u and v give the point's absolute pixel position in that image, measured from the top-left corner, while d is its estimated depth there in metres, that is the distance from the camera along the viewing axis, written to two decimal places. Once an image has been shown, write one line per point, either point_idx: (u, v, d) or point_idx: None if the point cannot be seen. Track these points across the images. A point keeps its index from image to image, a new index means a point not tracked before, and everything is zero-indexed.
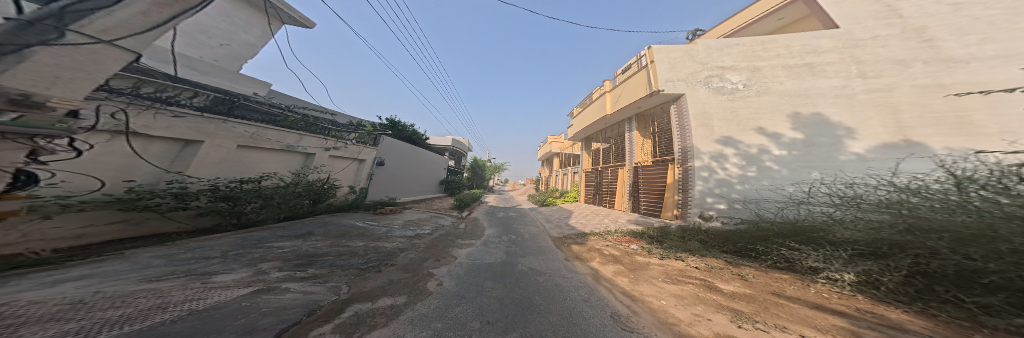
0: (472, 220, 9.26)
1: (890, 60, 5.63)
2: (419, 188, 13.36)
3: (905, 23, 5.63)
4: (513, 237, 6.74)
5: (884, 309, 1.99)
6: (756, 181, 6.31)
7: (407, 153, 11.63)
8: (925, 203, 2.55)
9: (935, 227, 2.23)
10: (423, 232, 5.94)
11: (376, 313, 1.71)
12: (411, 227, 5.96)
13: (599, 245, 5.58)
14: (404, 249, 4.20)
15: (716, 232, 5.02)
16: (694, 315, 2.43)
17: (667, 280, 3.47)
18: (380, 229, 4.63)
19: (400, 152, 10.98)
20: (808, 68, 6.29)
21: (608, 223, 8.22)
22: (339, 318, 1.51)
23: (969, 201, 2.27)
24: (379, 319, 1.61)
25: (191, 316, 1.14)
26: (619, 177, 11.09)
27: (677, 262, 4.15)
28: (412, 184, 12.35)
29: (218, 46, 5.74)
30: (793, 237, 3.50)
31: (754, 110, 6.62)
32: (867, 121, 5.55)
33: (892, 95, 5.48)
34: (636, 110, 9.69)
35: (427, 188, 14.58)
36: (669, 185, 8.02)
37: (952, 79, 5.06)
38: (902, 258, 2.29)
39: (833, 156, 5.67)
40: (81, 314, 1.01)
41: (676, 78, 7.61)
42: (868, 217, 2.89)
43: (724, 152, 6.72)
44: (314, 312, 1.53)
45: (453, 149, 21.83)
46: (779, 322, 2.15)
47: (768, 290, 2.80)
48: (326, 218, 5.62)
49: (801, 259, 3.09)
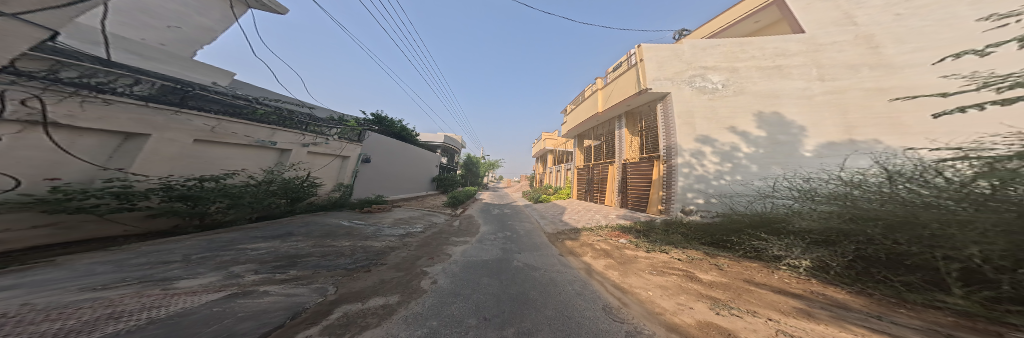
0: (467, 217, 9.23)
1: (844, 65, 6.08)
2: (409, 186, 13.13)
3: (858, 30, 6.10)
4: (509, 233, 6.80)
5: (833, 290, 2.19)
6: (730, 177, 6.69)
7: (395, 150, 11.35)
8: (863, 195, 2.81)
9: (872, 216, 2.48)
10: (416, 231, 5.88)
11: (367, 314, 1.69)
12: (403, 226, 5.86)
13: (591, 240, 5.74)
14: (395, 248, 4.13)
15: (695, 225, 5.32)
16: (678, 305, 2.58)
17: (653, 271, 3.64)
18: (368, 228, 4.53)
19: (387, 149, 10.69)
20: (778, 70, 6.69)
21: (598, 218, 8.47)
22: (326, 320, 1.48)
23: (897, 192, 2.54)
24: (371, 320, 1.60)
25: (152, 324, 1.08)
26: (608, 174, 11.39)
27: (662, 254, 4.36)
28: (401, 182, 12.12)
29: (165, 28, 4.70)
30: (761, 228, 3.76)
31: (733, 108, 6.93)
32: (821, 121, 6.03)
33: (845, 96, 5.95)
34: (626, 108, 9.93)
35: (418, 185, 14.38)
36: (655, 181, 8.33)
37: (891, 83, 5.56)
38: (847, 244, 2.54)
39: (795, 153, 6.10)
40: (8, 329, 0.93)
41: (663, 77, 7.84)
42: (819, 208, 3.15)
43: (703, 149, 7.04)
44: (299, 314, 1.49)
45: (446, 145, 21.53)
46: (751, 307, 2.33)
47: (741, 278, 3.01)
48: (306, 218, 5.41)
49: (767, 248, 3.34)
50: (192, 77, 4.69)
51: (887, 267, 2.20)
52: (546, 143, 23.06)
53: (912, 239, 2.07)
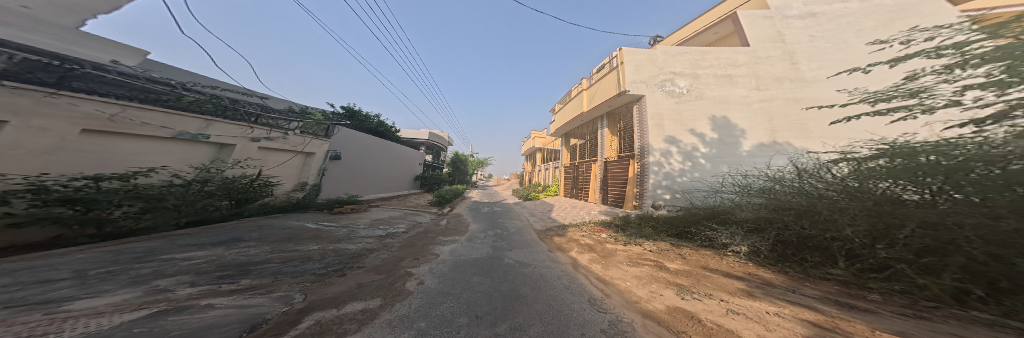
0: (455, 216, 9.05)
1: (774, 77, 7.11)
2: (389, 185, 12.59)
3: (787, 47, 7.16)
4: (499, 231, 6.82)
5: (765, 270, 2.71)
6: (690, 174, 7.44)
7: (370, 146, 10.85)
8: (782, 189, 3.48)
9: (791, 206, 3.11)
10: (398, 232, 5.65)
11: (344, 320, 1.61)
12: (382, 227, 5.60)
13: (577, 236, 5.98)
14: (373, 250, 3.94)
15: (662, 218, 5.83)
16: (650, 292, 2.81)
17: (630, 263, 3.90)
18: (340, 230, 4.24)
19: (362, 144, 10.19)
20: (728, 78, 7.52)
21: (582, 215, 8.82)
22: (295, 330, 1.39)
23: (804, 187, 3.23)
24: (349, 326, 1.53)
25: None
26: (591, 172, 11.88)
27: (637, 246, 4.68)
28: (380, 180, 11.59)
29: None
30: (711, 219, 4.32)
31: (694, 113, 7.65)
32: (758, 125, 7.00)
33: (772, 104, 6.97)
34: (608, 109, 10.39)
35: (399, 184, 13.82)
36: (630, 179, 8.87)
37: (802, 95, 6.81)
38: (774, 230, 3.13)
39: (736, 153, 7.05)
40: None
41: (638, 80, 8.32)
42: (752, 200, 3.81)
43: (670, 149, 7.65)
44: (258, 327, 1.38)
45: (430, 142, 20.84)
46: (709, 291, 2.60)
47: (699, 265, 3.35)
48: (261, 221, 4.91)
49: (716, 237, 3.78)
50: (83, 52, 3.85)
51: (796, 247, 2.94)
52: (534, 141, 23.37)
53: (809, 224, 2.83)
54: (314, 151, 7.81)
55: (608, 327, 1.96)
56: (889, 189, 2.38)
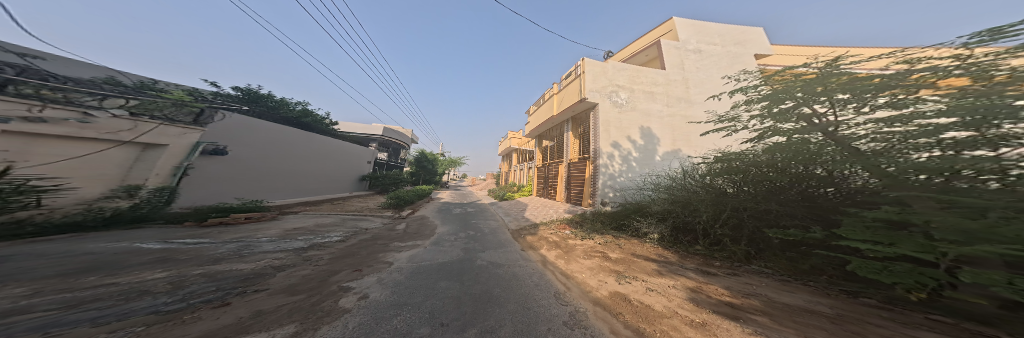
0: (418, 219, 8.19)
1: (680, 98, 9.38)
2: (316, 185, 10.56)
3: (685, 74, 9.56)
4: (471, 232, 6.48)
5: (669, 255, 3.99)
6: (624, 176, 8.91)
7: (285, 139, 9.04)
8: (674, 188, 5.48)
9: (678, 200, 5.00)
10: (334, 241, 4.79)
11: None
12: (307, 238, 4.63)
13: (547, 234, 6.21)
14: (288, 268, 3.17)
15: (606, 213, 6.79)
16: (598, 281, 3.13)
17: (585, 256, 4.26)
18: (230, 246, 3.24)
19: (266, 136, 8.35)
20: (650, 95, 9.35)
21: (551, 213, 9.29)
22: None
23: (684, 184, 5.30)
24: None
25: None
26: (559, 172, 12.62)
27: (591, 240, 5.20)
28: (297, 179, 9.57)
29: None
30: (635, 212, 5.72)
31: (631, 122, 9.12)
32: (666, 136, 9.09)
33: (675, 119, 9.19)
34: (572, 114, 11.19)
35: (334, 185, 11.76)
36: (587, 179, 9.83)
37: (688, 112, 9.23)
38: (668, 219, 4.91)
39: (653, 158, 8.92)
40: None
41: (594, 89, 9.26)
42: (659, 195, 5.71)
43: (613, 153, 8.87)
44: None
45: (386, 138, 18.44)
46: (640, 277, 3.07)
47: (633, 255, 3.96)
48: (81, 240, 3.30)
49: (638, 227, 5.25)
50: None
51: (680, 230, 4.71)
52: (510, 141, 23.46)
53: (687, 212, 4.70)
54: (171, 142, 5.70)
55: (567, 319, 2.06)
56: (721, 185, 4.50)
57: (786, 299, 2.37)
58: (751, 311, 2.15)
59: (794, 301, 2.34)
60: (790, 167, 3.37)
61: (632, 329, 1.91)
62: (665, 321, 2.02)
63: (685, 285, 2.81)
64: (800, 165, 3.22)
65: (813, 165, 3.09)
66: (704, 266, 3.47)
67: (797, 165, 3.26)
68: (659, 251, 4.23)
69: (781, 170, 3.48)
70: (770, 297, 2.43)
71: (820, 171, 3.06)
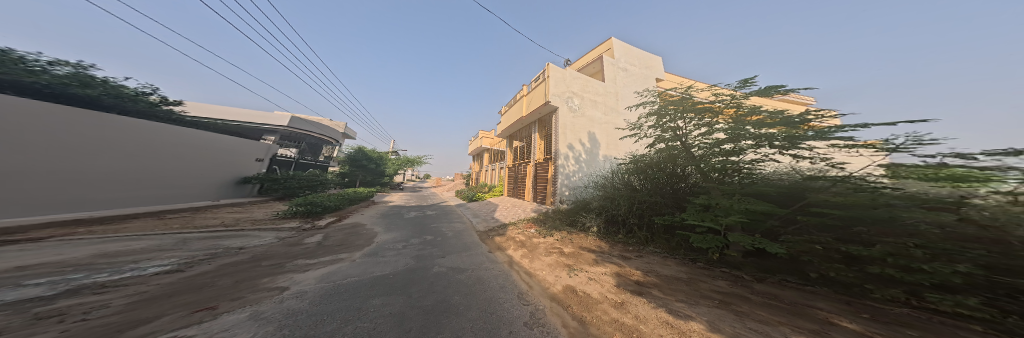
0: (354, 229, 6.56)
1: (615, 108, 11.35)
2: (129, 191, 6.46)
3: (619, 89, 11.60)
4: (431, 237, 5.51)
5: (603, 246, 4.61)
6: (576, 175, 10.23)
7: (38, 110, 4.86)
8: (599, 189, 6.49)
9: (603, 199, 5.93)
10: (147, 274, 2.85)
11: None
12: (58, 280, 2.52)
13: (514, 233, 5.99)
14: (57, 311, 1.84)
15: (560, 211, 7.54)
16: (554, 276, 3.23)
17: (546, 252, 4.34)
18: None
19: None
20: (595, 103, 10.95)
21: (516, 212, 9.28)
22: None
23: (605, 184, 6.38)
24: None
25: None
26: (525, 172, 12.87)
27: (551, 238, 5.43)
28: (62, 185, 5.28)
29: None
30: (581, 210, 6.53)
31: (581, 127, 10.49)
32: (605, 141, 10.97)
33: (611, 126, 11.12)
34: (539, 116, 11.71)
35: (171, 185, 7.58)
36: (550, 179, 10.42)
37: (619, 121, 11.31)
38: (598, 216, 5.77)
39: (595, 159, 10.62)
40: None
41: (556, 93, 10.08)
42: (594, 194, 6.70)
43: (567, 154, 10.05)
44: None
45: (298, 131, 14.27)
46: (585, 269, 3.40)
47: (584, 249, 4.40)
48: None
49: (584, 222, 5.98)
50: None
51: (611, 222, 5.46)
52: (478, 141, 22.49)
53: (611, 206, 5.56)
54: None
55: (528, 320, 1.94)
56: (631, 182, 5.46)
57: (674, 272, 3.09)
58: (654, 286, 2.68)
59: (678, 272, 3.07)
60: (669, 167, 4.57)
61: (578, 319, 1.99)
62: (599, 306, 2.24)
63: (613, 271, 3.28)
64: (676, 167, 4.46)
65: (680, 166, 4.39)
66: (628, 252, 4.17)
67: (676, 163, 4.42)
68: (597, 243, 4.87)
69: (661, 173, 4.68)
70: (666, 272, 3.12)
71: (681, 171, 4.40)
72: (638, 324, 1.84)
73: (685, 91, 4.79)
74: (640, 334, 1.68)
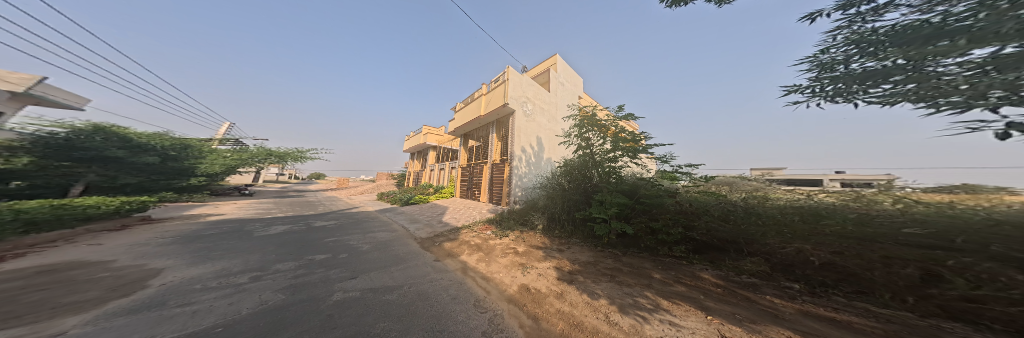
0: (59, 276, 2.35)
1: (557, 117, 13.03)
2: None
3: (560, 101, 13.44)
4: (347, 249, 4.14)
5: (546, 243, 4.83)
6: (526, 177, 10.92)
7: None
8: (538, 194, 6.92)
9: (540, 203, 6.33)
10: None
11: None
12: None
13: (467, 238, 5.09)
14: None
15: (509, 211, 7.73)
16: (509, 276, 3.04)
17: (502, 254, 4.01)
18: None
19: None
20: (542, 110, 12.13)
21: (471, 212, 8.69)
22: None
23: (542, 186, 6.70)
24: None
25: None
26: (480, 174, 12.45)
27: (505, 238, 5.13)
28: None
29: None
30: (528, 211, 6.87)
31: (532, 131, 11.39)
32: (550, 147, 12.42)
33: (554, 132, 12.66)
34: (497, 117, 11.89)
35: None
36: (505, 181, 10.61)
37: (560, 128, 13.03)
38: (540, 214, 6.13)
39: (542, 163, 11.77)
40: None
41: (514, 96, 10.57)
42: (537, 195, 7.18)
43: (520, 156, 10.66)
44: None
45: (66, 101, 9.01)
46: (537, 267, 3.38)
47: (535, 246, 4.53)
48: None
49: (531, 220, 6.34)
50: None
51: (551, 219, 5.81)
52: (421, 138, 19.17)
53: (548, 204, 5.89)
54: None
55: (487, 330, 1.63)
56: (555, 181, 5.86)
57: (594, 259, 3.68)
58: (581, 274, 3.11)
59: (596, 259, 3.68)
60: (585, 169, 5.13)
61: (530, 316, 1.97)
62: (549, 300, 2.36)
63: (560, 266, 3.45)
64: (588, 170, 5.08)
65: (590, 169, 5.05)
66: (564, 245, 4.64)
67: (587, 167, 5.07)
68: (546, 238, 5.13)
69: (574, 176, 5.26)
70: (600, 263, 3.51)
71: (593, 173, 5.03)
72: (576, 314, 2.06)
73: (588, 111, 5.69)
74: (578, 322, 1.89)
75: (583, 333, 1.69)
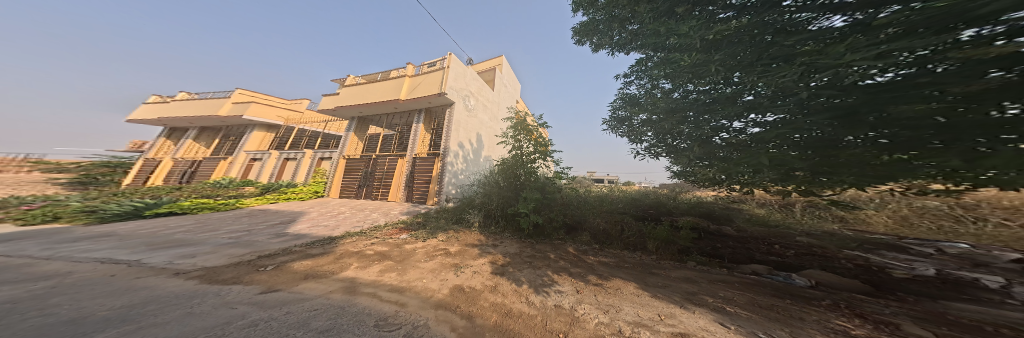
0: None
1: (498, 117, 13.13)
2: None
3: (503, 102, 13.68)
4: (77, 280, 2.04)
5: (479, 240, 4.69)
6: (463, 175, 10.34)
7: None
8: (474, 193, 6.81)
9: (476, 201, 6.25)
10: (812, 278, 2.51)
11: None
12: None
13: (362, 246, 3.82)
14: None
15: (443, 211, 7.12)
16: (438, 280, 2.63)
17: (427, 258, 3.39)
18: None
19: None
20: (484, 107, 11.95)
21: (376, 214, 6.98)
22: None
23: (480, 184, 6.69)
24: None
25: None
26: (396, 168, 10.49)
27: (433, 239, 4.45)
28: None
29: None
30: (463, 208, 6.52)
31: (472, 127, 11.04)
32: (491, 146, 12.45)
33: (493, 130, 12.69)
34: (426, 105, 10.63)
35: None
36: (434, 177, 9.51)
37: (500, 127, 13.15)
38: (476, 211, 5.98)
39: (480, 160, 11.50)
40: None
41: (453, 87, 10.00)
42: (473, 192, 7.07)
43: (457, 152, 10.03)
44: None
45: None
46: (469, 267, 3.18)
47: (468, 245, 4.29)
48: None
49: (465, 217, 6.05)
50: None
51: (487, 216, 5.74)
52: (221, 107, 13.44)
53: (485, 201, 5.87)
54: None
55: None
56: (491, 179, 6.00)
57: (521, 250, 4.01)
58: (511, 265, 3.29)
59: (523, 250, 4.00)
60: (517, 169, 5.43)
61: (463, 316, 1.80)
62: (483, 296, 2.30)
63: (493, 262, 3.43)
64: (520, 170, 5.42)
65: (523, 168, 5.41)
66: (497, 240, 4.72)
67: (518, 167, 5.41)
68: (480, 236, 4.98)
69: (508, 175, 5.49)
70: (529, 255, 3.76)
71: (522, 171, 5.44)
72: (507, 303, 2.16)
73: (521, 114, 6.04)
74: (508, 310, 1.99)
75: (515, 320, 1.79)
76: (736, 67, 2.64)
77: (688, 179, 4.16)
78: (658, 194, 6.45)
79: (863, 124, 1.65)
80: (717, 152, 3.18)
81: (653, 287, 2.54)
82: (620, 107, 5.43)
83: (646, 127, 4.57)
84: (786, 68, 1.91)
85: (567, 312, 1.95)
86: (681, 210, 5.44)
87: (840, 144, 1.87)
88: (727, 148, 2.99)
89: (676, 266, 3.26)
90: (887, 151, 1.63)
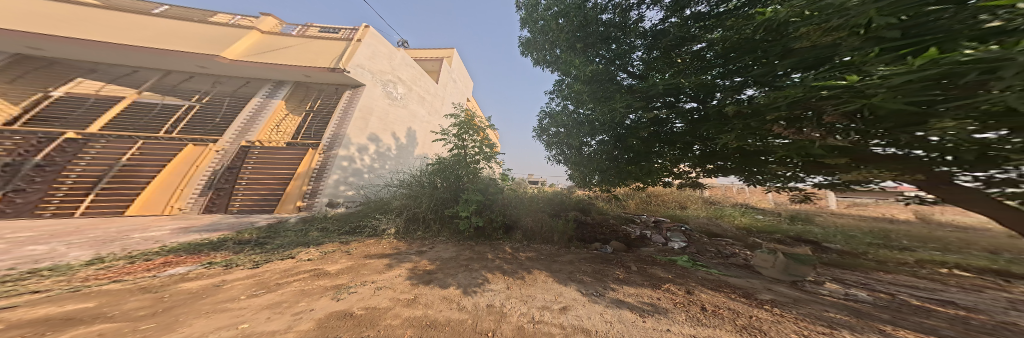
0: None
1: (440, 113, 11.69)
2: None
3: (448, 98, 12.49)
4: None
5: (386, 249, 3.86)
6: (376, 172, 8.20)
7: None
8: (394, 195, 5.61)
9: (397, 205, 5.14)
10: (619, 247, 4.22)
11: None
12: None
13: (56, 285, 2.04)
14: None
15: (338, 217, 5.50)
16: (293, 316, 1.84)
17: (258, 291, 2.28)
18: None
19: None
20: (418, 98, 10.35)
21: (47, 244, 3.36)
22: None
23: (408, 184, 5.60)
24: None
25: None
26: (177, 155, 6.66)
27: (288, 260, 3.16)
28: None
29: None
30: (374, 211, 5.34)
31: (397, 118, 9.29)
32: (425, 146, 10.61)
33: (430, 124, 10.97)
34: (297, 78, 8.80)
35: None
36: (298, 172, 6.90)
37: (437, 122, 11.52)
38: (395, 215, 4.94)
39: (408, 158, 9.44)
40: None
41: (364, 67, 8.77)
42: (395, 192, 5.88)
43: (367, 146, 8.08)
44: None
45: None
46: (360, 285, 2.50)
47: (363, 258, 3.42)
48: None
49: (378, 224, 4.78)
50: None
51: (410, 219, 4.94)
52: None
53: (415, 202, 5.00)
54: None
55: None
56: (427, 179, 5.26)
57: (459, 254, 3.70)
58: (442, 271, 2.93)
59: (460, 254, 3.71)
60: (462, 169, 5.08)
61: None
62: (390, 313, 1.84)
63: (405, 272, 2.90)
64: (467, 169, 5.08)
65: (474, 167, 5.14)
66: (428, 245, 4.13)
67: (466, 166, 5.09)
68: (393, 245, 4.12)
69: (447, 175, 5.10)
70: (453, 258, 3.50)
71: (465, 171, 5.09)
72: (430, 313, 1.83)
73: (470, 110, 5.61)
74: (431, 321, 1.69)
75: (440, 330, 1.53)
76: (584, 100, 3.95)
77: (576, 182, 5.24)
78: (564, 193, 7.59)
79: (628, 149, 3.72)
80: (579, 161, 4.50)
81: (558, 272, 2.99)
82: (545, 117, 6.11)
83: (555, 132, 5.24)
84: (611, 108, 3.31)
85: (498, 309, 1.92)
86: (561, 206, 6.57)
87: (617, 159, 4.04)
88: (581, 159, 4.39)
89: (560, 253, 4.00)
90: (628, 164, 3.89)
